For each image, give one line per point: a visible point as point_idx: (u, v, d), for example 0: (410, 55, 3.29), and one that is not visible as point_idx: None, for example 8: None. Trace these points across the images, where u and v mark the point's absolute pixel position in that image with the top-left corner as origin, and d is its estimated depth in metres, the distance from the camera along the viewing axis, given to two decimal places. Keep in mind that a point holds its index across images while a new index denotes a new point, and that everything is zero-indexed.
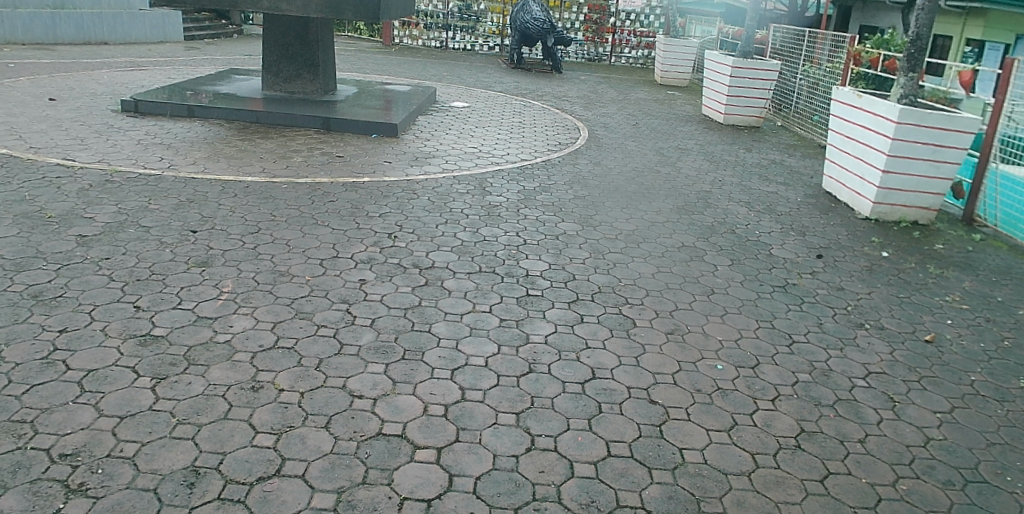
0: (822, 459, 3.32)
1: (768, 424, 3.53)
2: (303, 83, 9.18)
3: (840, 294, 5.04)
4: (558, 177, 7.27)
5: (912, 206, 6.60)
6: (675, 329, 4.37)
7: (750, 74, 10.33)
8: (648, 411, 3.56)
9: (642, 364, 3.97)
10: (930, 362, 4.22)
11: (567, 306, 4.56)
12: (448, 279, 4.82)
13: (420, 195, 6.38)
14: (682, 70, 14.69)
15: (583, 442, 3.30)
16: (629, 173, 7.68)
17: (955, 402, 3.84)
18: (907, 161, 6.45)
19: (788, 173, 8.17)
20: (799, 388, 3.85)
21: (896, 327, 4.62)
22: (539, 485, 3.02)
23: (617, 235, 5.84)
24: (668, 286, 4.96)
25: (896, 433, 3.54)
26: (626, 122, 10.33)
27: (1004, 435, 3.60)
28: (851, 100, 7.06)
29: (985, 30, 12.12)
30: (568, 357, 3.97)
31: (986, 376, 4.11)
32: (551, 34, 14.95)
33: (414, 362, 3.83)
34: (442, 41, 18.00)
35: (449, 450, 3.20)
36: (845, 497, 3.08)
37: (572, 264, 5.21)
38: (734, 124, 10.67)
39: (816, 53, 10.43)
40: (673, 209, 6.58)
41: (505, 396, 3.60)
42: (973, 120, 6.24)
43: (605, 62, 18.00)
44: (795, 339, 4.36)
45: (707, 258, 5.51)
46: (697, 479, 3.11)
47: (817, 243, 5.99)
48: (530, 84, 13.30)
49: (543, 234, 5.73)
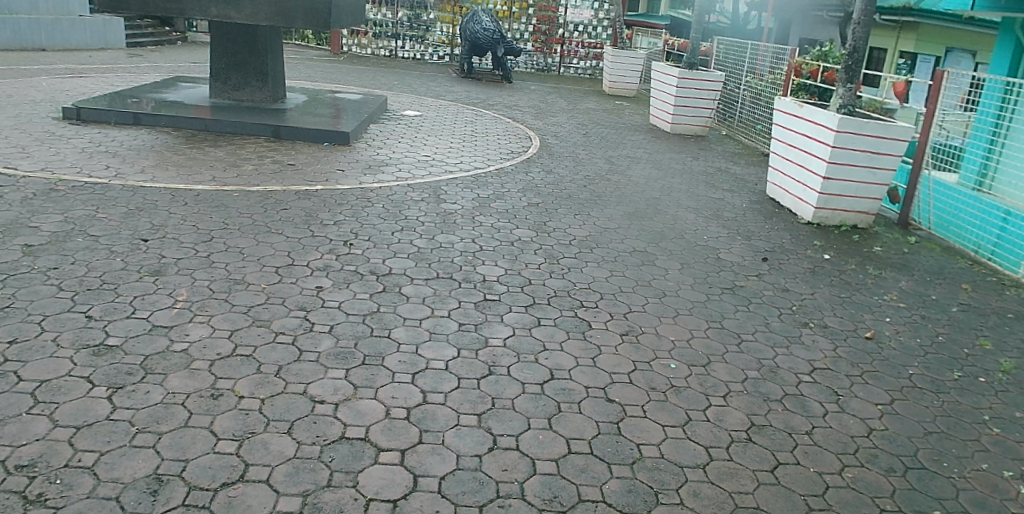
0: (773, 450, 3.47)
1: (721, 419, 3.66)
2: (251, 91, 9.11)
3: (785, 295, 5.25)
4: (511, 185, 7.36)
5: (852, 210, 6.90)
6: (630, 330, 4.50)
7: (696, 85, 10.60)
8: (605, 409, 3.65)
9: (599, 364, 4.07)
10: (871, 357, 4.45)
11: (524, 310, 4.64)
12: (406, 285, 4.85)
13: (375, 203, 6.40)
14: (630, 81, 15.01)
15: (544, 440, 3.38)
16: (582, 180, 7.82)
17: (895, 395, 4.06)
18: (846, 167, 6.75)
19: (734, 180, 8.45)
20: (748, 384, 4.01)
21: (838, 325, 4.84)
22: (503, 483, 3.09)
23: (571, 241, 5.96)
24: (622, 290, 5.09)
25: (841, 425, 3.72)
26: (576, 131, 10.50)
27: (940, 425, 3.82)
28: (793, 109, 7.37)
29: (917, 43, 12.78)
30: (527, 359, 4.05)
31: (923, 370, 4.35)
32: (500, 43, 15.05)
33: (375, 367, 3.87)
34: (391, 49, 18.03)
35: (413, 452, 3.24)
36: (794, 485, 3.23)
37: (528, 269, 5.30)
38: (681, 133, 10.95)
39: (758, 64, 10.83)
40: (624, 216, 6.74)
41: (466, 398, 3.66)
42: (906, 128, 6.59)
43: (554, 72, 18.29)
44: (743, 338, 4.53)
45: (658, 262, 5.66)
46: (655, 472, 3.22)
47: (763, 247, 6.21)
48: (481, 93, 13.42)
49: (499, 240, 5.81)
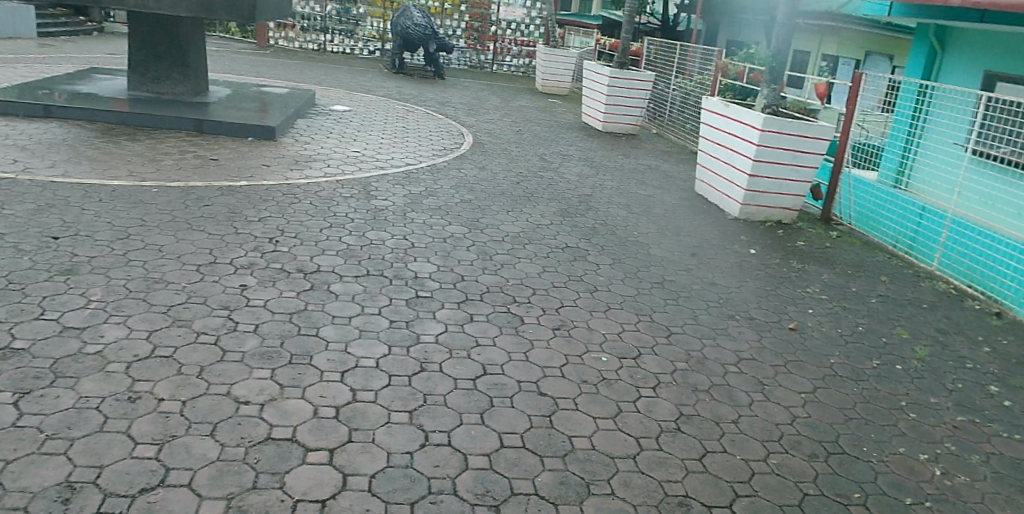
0: (701, 439, 3.53)
1: (651, 410, 3.71)
2: (172, 84, 8.76)
3: (713, 288, 5.37)
4: (443, 181, 7.31)
5: (776, 206, 7.12)
6: (562, 324, 4.52)
7: (627, 84, 10.75)
8: (538, 402, 3.65)
9: (531, 358, 4.06)
10: (794, 347, 4.59)
11: (456, 306, 4.61)
12: (334, 283, 4.75)
13: (302, 199, 6.25)
14: (562, 79, 15.11)
15: (476, 435, 3.35)
16: (514, 177, 7.83)
17: (817, 383, 4.20)
18: (771, 164, 6.96)
19: (663, 177, 8.61)
20: (677, 375, 4.08)
21: (763, 317, 4.98)
22: (435, 479, 3.05)
23: (503, 237, 5.95)
24: (554, 285, 5.11)
25: (766, 413, 3.82)
26: (509, 128, 10.51)
27: (859, 411, 3.97)
28: (720, 108, 7.55)
29: (838, 47, 13.33)
30: (459, 354, 4.02)
31: (843, 359, 4.52)
32: (432, 39, 14.95)
33: (302, 366, 3.77)
34: (320, 43, 17.66)
35: (342, 451, 3.17)
36: (722, 472, 3.30)
37: (461, 265, 5.26)
38: (612, 131, 11.09)
39: (687, 65, 11.03)
40: (556, 212, 6.77)
41: (397, 395, 3.60)
42: (827, 127, 6.83)
43: (487, 69, 18.24)
44: (672, 331, 4.62)
45: (590, 258, 5.71)
46: (586, 464, 3.23)
47: (691, 242, 6.34)
48: (412, 89, 13.28)
49: (430, 237, 5.75)
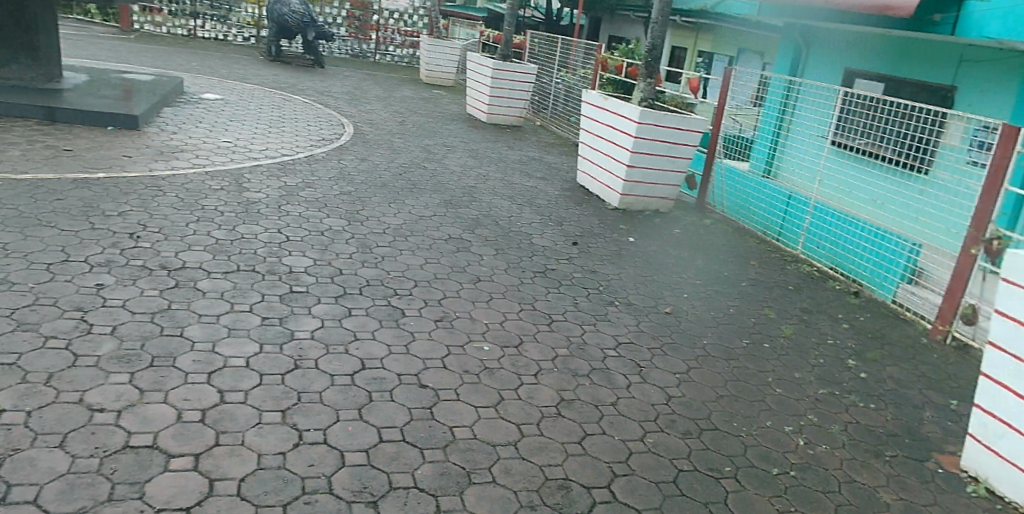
0: (581, 422, 3.58)
1: (532, 397, 3.72)
2: (19, 68, 8.01)
3: (593, 276, 5.47)
4: (321, 173, 7.07)
5: (654, 196, 7.35)
6: (444, 316, 4.46)
7: (510, 76, 10.79)
8: (418, 395, 3.58)
9: (412, 350, 3.99)
10: (670, 330, 4.75)
11: (333, 301, 4.46)
12: (202, 280, 4.49)
13: (168, 192, 5.88)
14: (446, 70, 15.02)
15: (354, 431, 3.24)
16: (396, 168, 7.69)
17: (691, 363, 4.36)
18: (648, 156, 7.16)
19: (546, 168, 8.71)
20: (558, 361, 4.12)
21: (641, 302, 5.12)
22: (309, 479, 2.93)
23: (385, 229, 5.83)
24: (436, 276, 5.05)
25: (643, 394, 3.92)
26: (392, 119, 10.33)
27: (729, 388, 4.15)
28: (599, 101, 7.70)
29: (713, 45, 13.92)
30: (337, 350, 3.88)
31: (715, 339, 4.71)
32: (311, 27, 14.53)
33: (165, 368, 3.53)
34: (190, 29, 16.71)
35: (209, 455, 2.99)
36: (601, 454, 3.35)
37: (339, 259, 5.10)
38: (496, 123, 11.12)
39: (570, 59, 11.16)
40: (439, 203, 6.70)
41: (269, 395, 3.43)
42: (700, 120, 7.10)
43: (369, 59, 17.86)
44: (554, 318, 4.66)
45: (473, 248, 5.69)
46: (467, 453, 3.20)
47: (573, 232, 6.44)
48: (290, 78, 12.81)
49: (307, 230, 5.55)
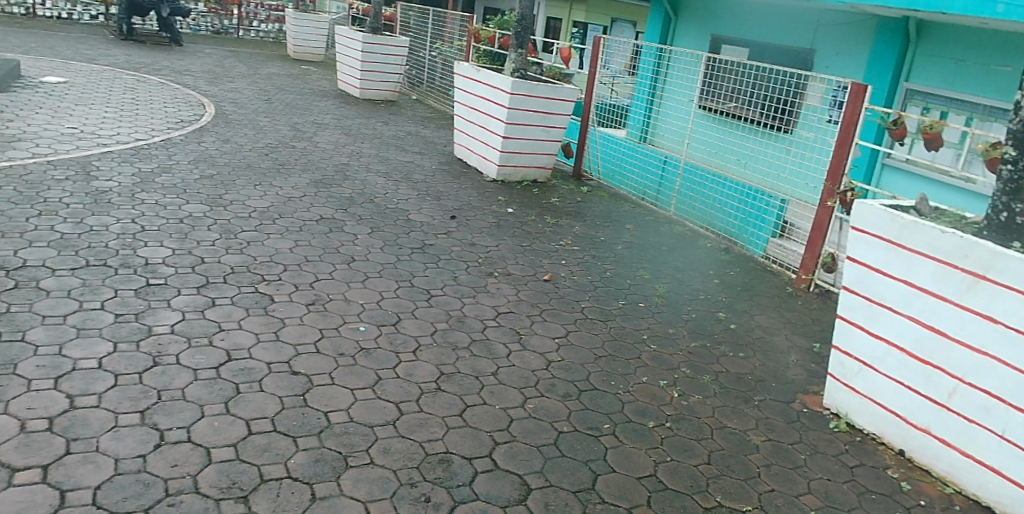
0: (461, 395, 3.55)
1: (410, 374, 3.66)
2: None
3: (471, 249, 5.44)
4: (180, 157, 6.66)
5: (532, 166, 7.39)
6: (316, 299, 4.31)
7: (381, 49, 10.53)
8: (290, 382, 3.45)
9: (283, 337, 3.83)
10: (549, 297, 4.79)
11: (196, 291, 4.21)
12: (45, 279, 4.13)
13: (2, 185, 5.36)
14: (316, 45, 14.49)
15: (221, 426, 3.08)
16: (263, 149, 7.35)
17: (570, 327, 4.42)
18: (523, 126, 7.17)
19: (424, 143, 8.58)
20: (437, 336, 4.08)
21: (520, 272, 5.14)
22: (173, 480, 2.76)
23: (251, 213, 5.56)
24: (307, 259, 4.87)
25: (523, 362, 3.94)
26: (258, 98, 9.85)
27: (607, 348, 4.23)
28: (471, 74, 7.61)
29: (587, 14, 13.99)
30: (200, 343, 3.68)
31: (593, 303, 4.80)
32: (163, 2, 13.72)
33: (3, 377, 3.23)
34: (27, 7, 15.25)
35: (58, 466, 2.76)
36: (481, 424, 3.35)
37: (201, 247, 4.83)
38: (370, 99, 10.84)
39: (446, 31, 10.95)
40: (310, 183, 6.47)
41: (126, 396, 3.21)
42: (571, 90, 7.17)
43: (233, 35, 16.96)
44: (432, 294, 4.60)
45: (346, 228, 5.53)
46: (344, 437, 3.11)
47: (451, 206, 6.38)
48: (144, 57, 11.97)
49: (165, 218, 5.21)
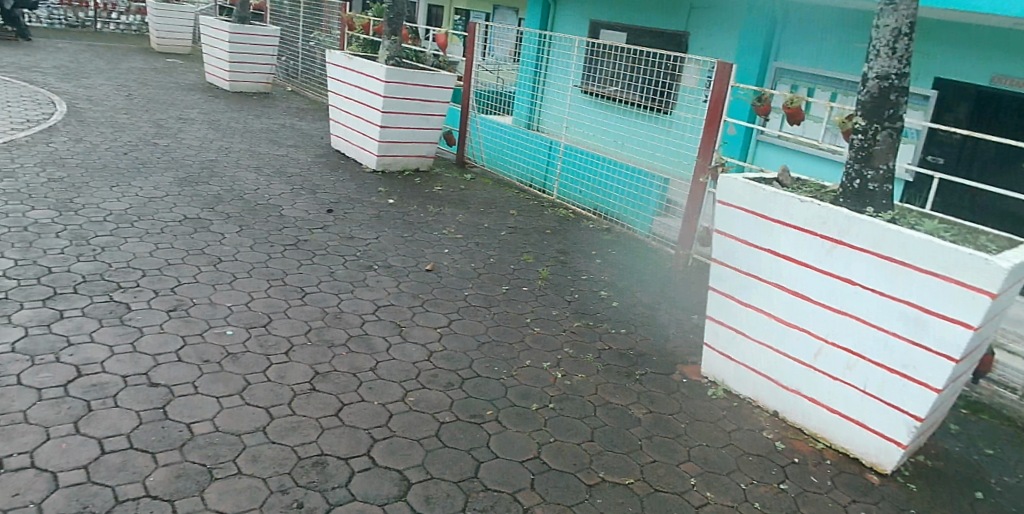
0: (337, 394, 3.44)
1: (282, 376, 3.52)
2: None
3: (350, 243, 5.29)
4: (24, 159, 6.14)
5: (413, 155, 7.29)
6: (179, 304, 4.07)
7: (249, 39, 10.12)
8: (149, 395, 3.23)
9: (140, 348, 3.59)
10: (431, 287, 4.72)
11: (41, 304, 3.89)
12: None
13: None
14: (183, 37, 13.76)
15: (69, 448, 2.85)
16: (121, 148, 6.89)
17: (452, 316, 4.37)
18: (400, 115, 7.03)
19: (300, 136, 8.29)
20: (312, 335, 3.94)
21: (401, 263, 5.04)
22: (12, 511, 2.53)
23: (105, 216, 5.19)
24: (169, 263, 4.59)
25: (403, 355, 3.86)
26: (117, 94, 9.24)
27: (490, 335, 4.21)
28: (344, 62, 7.38)
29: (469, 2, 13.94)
30: (45, 360, 3.39)
31: (476, 290, 4.77)
32: None
33: None
34: None
35: None
36: (359, 422, 3.25)
37: (48, 256, 4.46)
38: (241, 91, 10.39)
39: (324, 19, 10.55)
40: (173, 182, 6.11)
41: None
42: (448, 76, 7.07)
43: (90, 28, 15.84)
44: (307, 291, 4.44)
45: (213, 228, 5.25)
46: (209, 448, 2.95)
47: (327, 199, 6.18)
48: None
49: (5, 226, 4.79)
